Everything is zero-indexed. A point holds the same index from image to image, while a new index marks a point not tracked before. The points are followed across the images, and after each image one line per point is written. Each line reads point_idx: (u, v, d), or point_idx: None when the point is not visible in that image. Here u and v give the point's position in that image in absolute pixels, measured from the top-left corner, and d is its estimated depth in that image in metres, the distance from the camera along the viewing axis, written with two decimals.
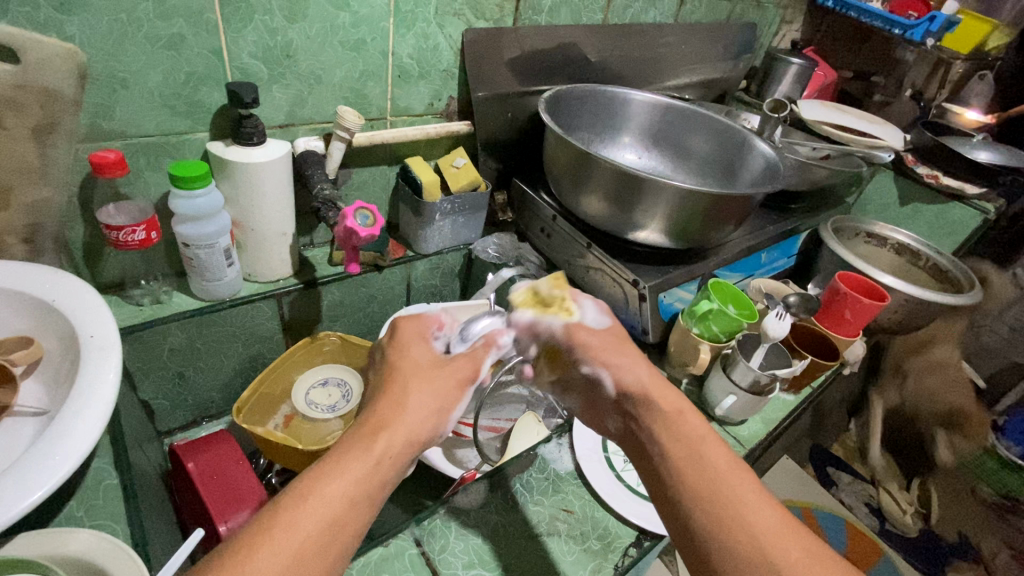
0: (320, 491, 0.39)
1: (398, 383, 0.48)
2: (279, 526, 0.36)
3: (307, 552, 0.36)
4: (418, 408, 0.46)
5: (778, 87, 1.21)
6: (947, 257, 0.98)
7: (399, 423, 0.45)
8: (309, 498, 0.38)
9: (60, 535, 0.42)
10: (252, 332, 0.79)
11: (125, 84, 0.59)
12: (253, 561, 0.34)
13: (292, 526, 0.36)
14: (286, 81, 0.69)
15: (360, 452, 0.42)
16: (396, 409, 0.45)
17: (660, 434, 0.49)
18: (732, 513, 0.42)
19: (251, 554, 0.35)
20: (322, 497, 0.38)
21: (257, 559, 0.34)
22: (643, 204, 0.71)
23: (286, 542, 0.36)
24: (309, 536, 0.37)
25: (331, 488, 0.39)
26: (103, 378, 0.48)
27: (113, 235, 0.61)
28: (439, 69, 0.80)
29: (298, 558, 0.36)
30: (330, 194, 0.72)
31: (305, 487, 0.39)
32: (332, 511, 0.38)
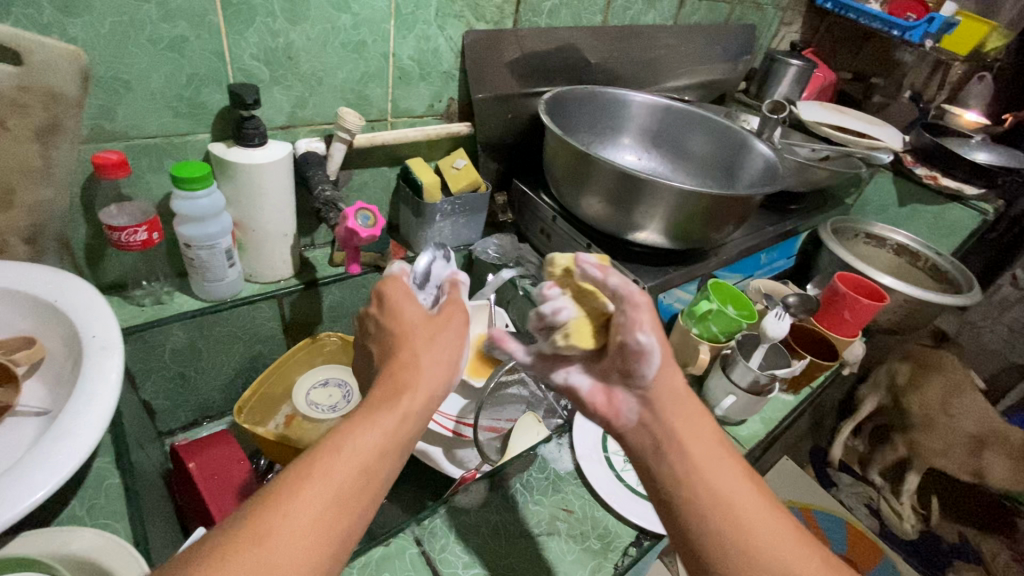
0: (351, 441, 0.37)
1: (410, 336, 0.45)
2: (310, 476, 0.35)
3: (342, 500, 0.35)
4: (433, 365, 0.44)
5: (777, 89, 1.22)
6: (947, 258, 0.98)
7: (418, 372, 0.42)
8: (340, 448, 0.37)
9: (63, 534, 0.42)
10: (253, 333, 0.79)
11: (128, 86, 0.59)
12: (289, 510, 0.33)
13: (328, 474, 0.35)
14: (288, 82, 0.69)
15: (384, 408, 0.39)
16: (413, 359, 0.43)
17: (669, 442, 0.44)
18: (757, 530, 0.39)
19: (286, 500, 0.33)
20: (353, 448, 0.37)
21: (293, 505, 0.33)
22: (643, 205, 0.72)
23: (320, 490, 0.34)
24: (342, 485, 0.35)
25: (360, 438, 0.37)
26: (104, 378, 0.48)
27: (115, 236, 0.62)
28: (440, 70, 0.81)
29: (334, 505, 0.34)
30: (330, 195, 0.73)
31: (332, 438, 0.37)
32: (364, 459, 0.37)
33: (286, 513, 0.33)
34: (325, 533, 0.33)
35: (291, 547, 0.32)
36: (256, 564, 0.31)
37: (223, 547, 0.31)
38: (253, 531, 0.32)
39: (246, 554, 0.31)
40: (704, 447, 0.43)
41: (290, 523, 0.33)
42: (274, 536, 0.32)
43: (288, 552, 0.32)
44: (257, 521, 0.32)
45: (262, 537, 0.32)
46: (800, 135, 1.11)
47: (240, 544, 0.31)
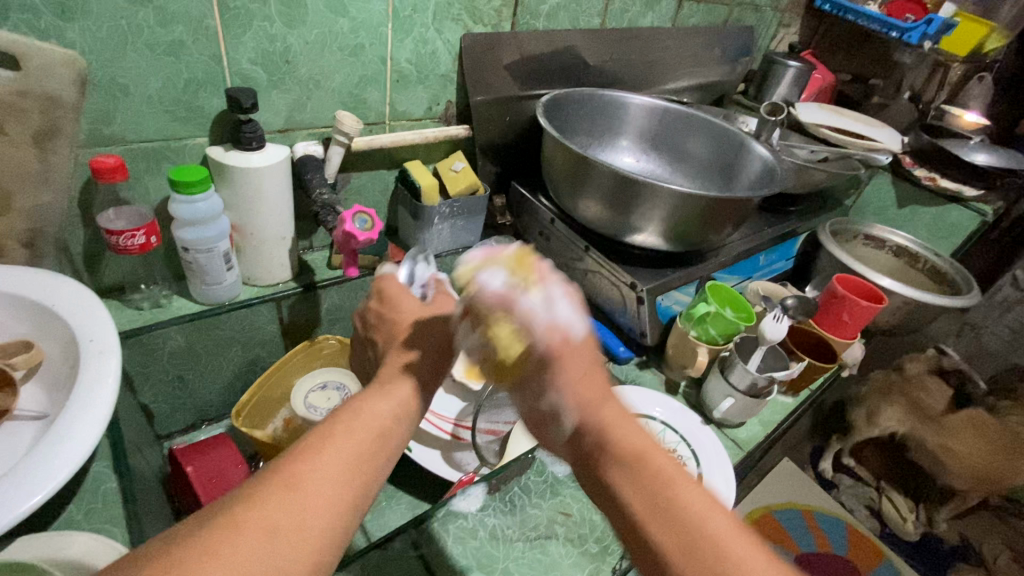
0: (369, 407, 0.41)
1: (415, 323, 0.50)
2: (332, 437, 0.38)
3: (362, 458, 0.38)
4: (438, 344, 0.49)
5: (776, 91, 1.22)
6: (945, 259, 0.98)
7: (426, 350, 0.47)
8: (359, 413, 0.40)
9: (59, 539, 0.42)
10: (251, 336, 0.79)
11: (126, 90, 0.59)
12: (318, 463, 0.36)
13: (348, 433, 0.39)
14: (285, 86, 0.69)
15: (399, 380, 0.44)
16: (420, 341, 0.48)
17: (613, 474, 0.38)
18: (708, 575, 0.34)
19: (312, 454, 0.36)
20: (372, 412, 0.41)
21: (319, 460, 0.36)
22: (640, 207, 0.72)
23: (344, 448, 0.37)
24: (362, 444, 0.38)
25: (377, 404, 0.41)
26: (102, 383, 0.48)
27: (113, 240, 0.62)
28: (438, 73, 0.81)
29: (356, 462, 0.37)
30: (328, 199, 0.73)
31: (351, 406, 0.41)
32: (381, 422, 0.40)
33: (314, 466, 0.35)
34: (351, 484, 0.36)
35: (321, 496, 0.34)
36: (292, 508, 0.33)
37: (258, 494, 0.33)
38: (286, 479, 0.34)
39: (282, 500, 0.33)
40: (651, 488, 0.37)
41: (319, 475, 0.35)
42: (306, 484, 0.34)
43: (318, 500, 0.34)
44: (289, 471, 0.35)
45: (295, 486, 0.34)
46: (799, 137, 1.11)
47: (275, 490, 0.34)
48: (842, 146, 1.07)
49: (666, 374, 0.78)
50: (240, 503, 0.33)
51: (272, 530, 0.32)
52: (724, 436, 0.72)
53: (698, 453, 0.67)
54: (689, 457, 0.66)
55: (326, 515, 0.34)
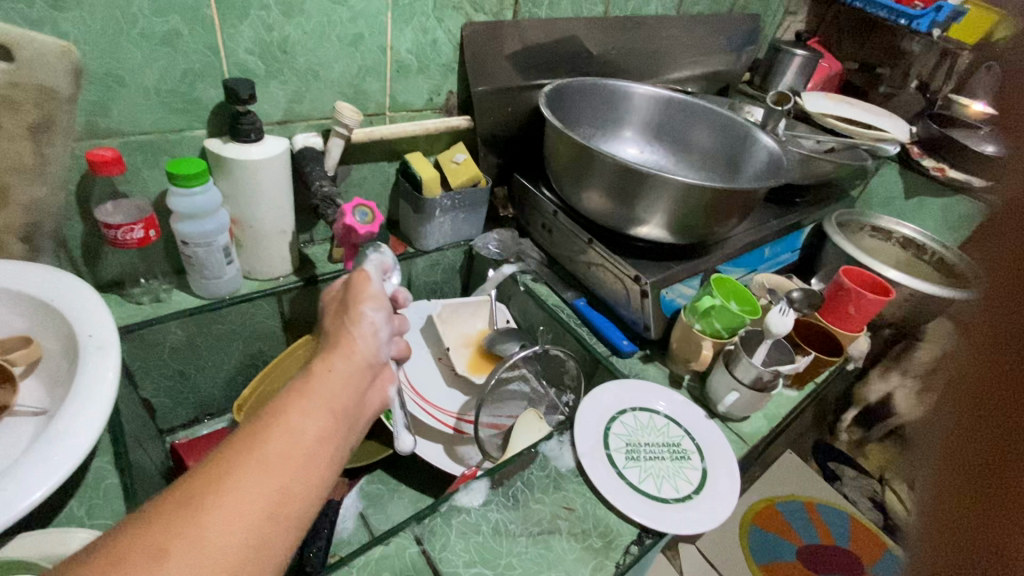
0: (283, 413, 0.37)
1: (342, 320, 0.47)
2: (243, 450, 0.34)
3: (280, 469, 0.34)
4: (367, 338, 0.46)
5: (781, 80, 1.20)
6: (953, 250, 0.97)
7: (353, 354, 0.44)
8: (275, 420, 0.36)
9: (59, 535, 0.42)
10: (253, 330, 0.79)
11: (121, 81, 0.58)
12: (222, 479, 0.32)
13: (258, 443, 0.35)
14: (284, 77, 0.68)
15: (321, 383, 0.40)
16: (343, 338, 0.45)
17: None
18: None
19: (215, 470, 0.33)
20: (284, 420, 0.37)
21: (220, 475, 0.33)
22: (645, 199, 0.71)
23: (254, 462, 0.34)
24: (272, 453, 0.34)
25: (296, 412, 0.37)
26: (102, 378, 0.48)
27: (111, 234, 0.61)
28: (439, 63, 0.79)
29: (268, 473, 0.34)
30: (328, 191, 0.72)
31: (265, 412, 0.37)
32: (294, 428, 0.36)
33: (217, 484, 0.32)
34: (262, 499, 0.33)
35: (223, 518, 0.31)
36: (185, 531, 0.30)
37: (149, 520, 0.30)
38: (183, 499, 0.31)
39: (158, 557, 0.29)
40: None
41: (221, 492, 0.32)
42: (206, 503, 0.31)
43: (221, 517, 0.31)
44: (186, 493, 0.31)
45: (193, 505, 0.31)
46: (806, 127, 1.09)
47: (170, 513, 0.30)
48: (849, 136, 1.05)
49: (670, 368, 0.78)
50: (132, 531, 0.29)
51: (163, 552, 0.29)
52: (729, 431, 0.71)
53: (702, 447, 0.67)
54: (692, 451, 0.66)
55: (232, 535, 0.31)
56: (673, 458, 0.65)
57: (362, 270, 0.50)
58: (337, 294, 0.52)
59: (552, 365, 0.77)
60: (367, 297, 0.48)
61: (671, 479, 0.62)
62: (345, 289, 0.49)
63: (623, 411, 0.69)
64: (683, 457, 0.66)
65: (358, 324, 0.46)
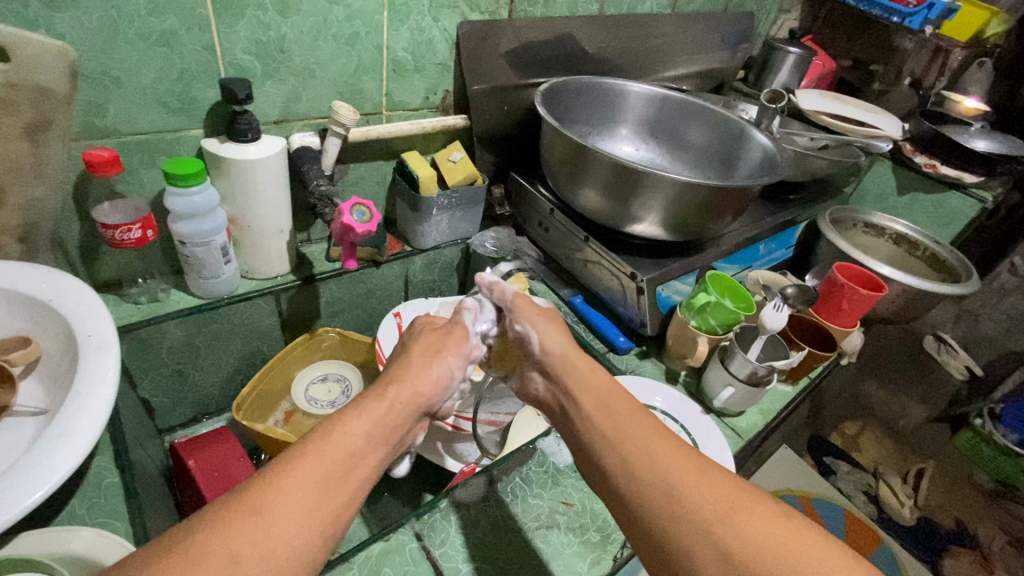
0: (342, 428, 0.39)
1: (429, 355, 0.50)
2: (299, 460, 0.36)
3: (333, 485, 0.36)
4: (430, 370, 0.48)
5: (776, 77, 1.21)
6: (945, 246, 0.98)
7: (418, 385, 0.46)
8: (330, 435, 0.38)
9: (62, 535, 0.42)
10: (251, 329, 0.79)
11: (118, 81, 0.59)
12: (281, 488, 0.34)
13: (320, 457, 0.37)
14: (281, 76, 0.68)
15: (375, 399, 0.43)
16: (416, 371, 0.48)
17: None
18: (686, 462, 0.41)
19: (279, 478, 0.34)
20: (344, 435, 0.39)
21: (284, 482, 0.34)
22: (641, 197, 0.71)
23: (310, 473, 0.35)
24: (328, 467, 0.36)
25: (351, 427, 0.39)
26: (103, 377, 0.48)
27: (109, 234, 0.61)
28: (435, 62, 0.80)
29: (326, 489, 0.35)
30: (326, 189, 0.72)
31: (323, 426, 0.39)
32: (352, 449, 0.38)
33: (279, 493, 0.34)
34: (318, 516, 0.34)
35: (283, 527, 0.32)
36: (253, 535, 0.31)
37: (217, 526, 0.31)
38: (250, 504, 0.33)
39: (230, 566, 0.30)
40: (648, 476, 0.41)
41: (283, 500, 0.33)
42: (269, 509, 0.33)
43: (283, 527, 0.33)
44: (252, 498, 0.33)
45: (258, 514, 0.32)
46: (799, 125, 1.10)
47: (236, 515, 0.32)
48: (842, 133, 1.06)
49: (666, 364, 0.78)
50: (202, 529, 0.31)
51: (236, 560, 0.30)
52: (724, 425, 0.72)
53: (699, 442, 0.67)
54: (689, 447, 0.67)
55: (289, 548, 0.32)
56: None
57: (464, 329, 0.53)
58: (433, 327, 0.54)
59: None
60: (457, 352, 0.51)
61: None
62: (436, 330, 0.53)
63: None
64: None
65: (438, 365, 0.49)
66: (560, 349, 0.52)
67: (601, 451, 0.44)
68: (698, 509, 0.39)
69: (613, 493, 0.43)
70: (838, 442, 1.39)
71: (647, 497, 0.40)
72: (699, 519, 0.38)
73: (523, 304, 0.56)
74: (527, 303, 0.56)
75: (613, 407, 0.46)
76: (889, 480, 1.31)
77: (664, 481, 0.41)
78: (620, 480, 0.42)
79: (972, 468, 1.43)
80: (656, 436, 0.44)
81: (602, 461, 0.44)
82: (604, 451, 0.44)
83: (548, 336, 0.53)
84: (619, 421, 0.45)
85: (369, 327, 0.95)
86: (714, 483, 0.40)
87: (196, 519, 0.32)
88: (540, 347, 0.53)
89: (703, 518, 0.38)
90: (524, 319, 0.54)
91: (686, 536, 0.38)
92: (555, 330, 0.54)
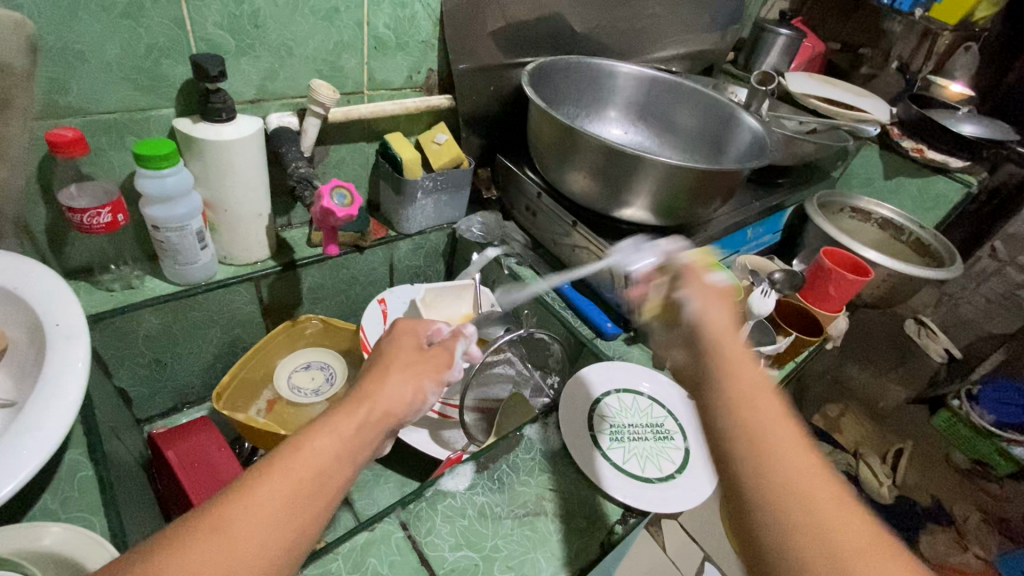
0: (311, 443, 0.37)
1: (406, 372, 0.47)
2: (265, 476, 0.34)
3: (294, 503, 0.34)
4: (402, 385, 0.45)
5: (765, 59, 1.19)
6: (929, 231, 0.99)
7: (389, 403, 0.44)
8: (298, 451, 0.36)
9: (32, 530, 0.41)
10: (231, 316, 0.78)
11: (81, 56, 0.55)
12: (245, 506, 0.32)
13: (286, 474, 0.35)
14: (256, 53, 0.65)
15: (347, 414, 0.41)
16: (391, 386, 0.45)
17: None
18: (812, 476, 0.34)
19: (243, 496, 0.33)
20: (311, 451, 0.37)
21: (249, 500, 0.33)
22: (629, 180, 0.70)
23: (274, 491, 0.34)
24: (296, 486, 0.35)
25: (319, 444, 0.37)
26: (71, 368, 0.46)
27: (77, 218, 0.58)
28: (418, 39, 0.77)
29: (290, 508, 0.34)
30: (305, 172, 0.70)
31: (290, 442, 0.37)
32: (321, 464, 0.36)
33: (241, 511, 0.32)
34: (279, 537, 0.33)
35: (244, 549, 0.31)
36: (213, 558, 0.30)
37: (178, 544, 0.30)
38: (211, 522, 0.31)
39: None
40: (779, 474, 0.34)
41: (245, 520, 0.32)
42: (232, 527, 0.31)
43: (245, 547, 0.31)
44: (214, 516, 0.32)
45: (221, 533, 0.31)
46: (788, 108, 1.09)
47: (198, 535, 0.31)
48: (830, 116, 1.06)
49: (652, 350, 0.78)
50: (162, 550, 0.30)
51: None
52: None
53: (686, 428, 0.68)
54: (676, 431, 0.67)
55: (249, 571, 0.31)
56: (656, 437, 0.66)
57: (448, 353, 0.51)
58: (413, 340, 0.51)
59: (537, 348, 0.76)
60: (435, 377, 0.49)
61: (655, 459, 0.63)
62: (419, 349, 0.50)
63: (608, 393, 0.69)
64: (666, 436, 0.66)
65: (411, 389, 0.46)
66: (712, 330, 0.43)
67: (732, 436, 0.36)
68: (827, 534, 0.32)
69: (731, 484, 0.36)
70: (820, 424, 1.42)
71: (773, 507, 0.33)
72: (829, 546, 0.31)
73: (694, 274, 0.49)
74: (703, 279, 0.48)
75: (759, 396, 0.38)
76: (869, 459, 1.34)
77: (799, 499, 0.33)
78: (750, 484, 0.34)
79: (949, 447, 1.47)
80: (806, 458, 0.35)
81: (732, 458, 0.36)
82: (736, 441, 0.36)
83: (709, 313, 0.44)
84: (755, 412, 0.37)
85: (353, 313, 0.94)
86: (857, 523, 0.32)
87: (159, 539, 0.31)
88: (696, 322, 0.44)
89: (839, 557, 0.31)
90: (687, 283, 0.48)
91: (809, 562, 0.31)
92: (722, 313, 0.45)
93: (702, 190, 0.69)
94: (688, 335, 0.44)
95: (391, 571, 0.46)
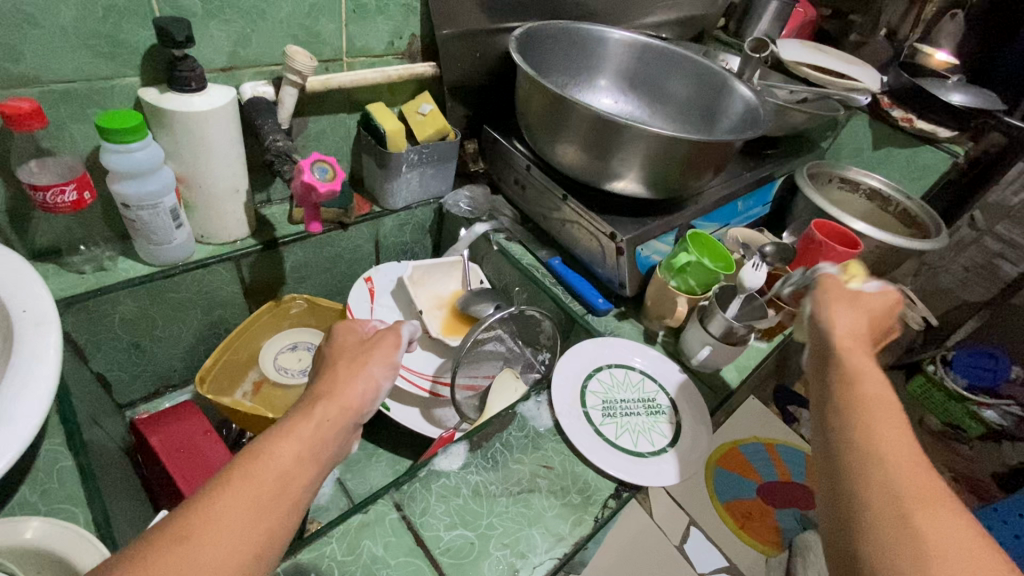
0: (269, 449, 0.36)
1: (349, 367, 0.46)
2: (230, 483, 0.33)
3: (257, 507, 0.33)
4: (352, 381, 0.45)
5: (757, 26, 1.16)
6: (916, 202, 0.98)
7: (342, 402, 0.43)
8: (257, 458, 0.35)
9: (12, 525, 0.39)
10: (212, 297, 0.75)
11: (32, 20, 0.51)
12: (206, 515, 0.31)
13: (247, 480, 0.34)
14: (226, 16, 0.61)
15: (304, 417, 0.40)
16: (340, 386, 0.44)
17: None
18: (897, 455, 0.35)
19: (206, 504, 0.32)
20: (269, 455, 0.36)
21: (211, 508, 0.32)
22: (621, 151, 0.68)
23: (240, 497, 0.33)
24: (258, 490, 0.33)
25: (281, 449, 0.36)
26: (42, 356, 0.44)
27: (39, 196, 0.55)
28: (399, 2, 0.73)
29: (255, 510, 0.33)
30: (283, 146, 0.65)
31: (249, 449, 0.36)
32: (281, 466, 0.35)
33: (202, 519, 0.31)
34: (248, 540, 0.32)
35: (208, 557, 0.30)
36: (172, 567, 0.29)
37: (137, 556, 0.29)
38: (172, 534, 0.30)
39: None
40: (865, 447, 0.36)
41: (210, 527, 0.31)
42: (194, 536, 0.30)
43: (208, 555, 0.30)
44: (174, 530, 0.30)
45: (182, 544, 0.30)
46: (779, 76, 1.07)
47: (157, 547, 0.30)
48: (822, 85, 1.04)
49: (644, 324, 0.78)
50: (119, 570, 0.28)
51: None
52: (700, 383, 0.72)
53: (676, 401, 0.68)
54: (667, 406, 0.67)
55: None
56: (648, 413, 0.66)
57: (393, 335, 0.49)
58: (355, 341, 0.49)
59: (528, 326, 0.74)
60: (382, 360, 0.47)
61: (646, 434, 0.63)
62: (364, 342, 0.49)
63: (599, 368, 0.69)
64: (658, 411, 0.67)
65: (355, 378, 0.45)
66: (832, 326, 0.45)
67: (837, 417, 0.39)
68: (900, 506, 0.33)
69: (826, 460, 0.38)
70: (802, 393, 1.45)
71: (856, 477, 0.35)
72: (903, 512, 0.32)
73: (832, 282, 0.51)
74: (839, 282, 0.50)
75: (865, 388, 0.40)
76: None
77: (883, 477, 0.34)
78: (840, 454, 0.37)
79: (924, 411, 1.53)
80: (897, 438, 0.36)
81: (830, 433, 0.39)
82: (837, 429, 0.38)
83: (830, 314, 0.47)
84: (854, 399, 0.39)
85: (339, 292, 0.92)
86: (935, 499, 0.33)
87: (114, 561, 0.29)
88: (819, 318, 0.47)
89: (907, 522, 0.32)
90: (817, 294, 0.50)
91: (882, 536, 0.32)
92: (848, 315, 0.47)
93: (694, 162, 0.68)
94: (813, 339, 0.47)
95: (387, 552, 0.46)
